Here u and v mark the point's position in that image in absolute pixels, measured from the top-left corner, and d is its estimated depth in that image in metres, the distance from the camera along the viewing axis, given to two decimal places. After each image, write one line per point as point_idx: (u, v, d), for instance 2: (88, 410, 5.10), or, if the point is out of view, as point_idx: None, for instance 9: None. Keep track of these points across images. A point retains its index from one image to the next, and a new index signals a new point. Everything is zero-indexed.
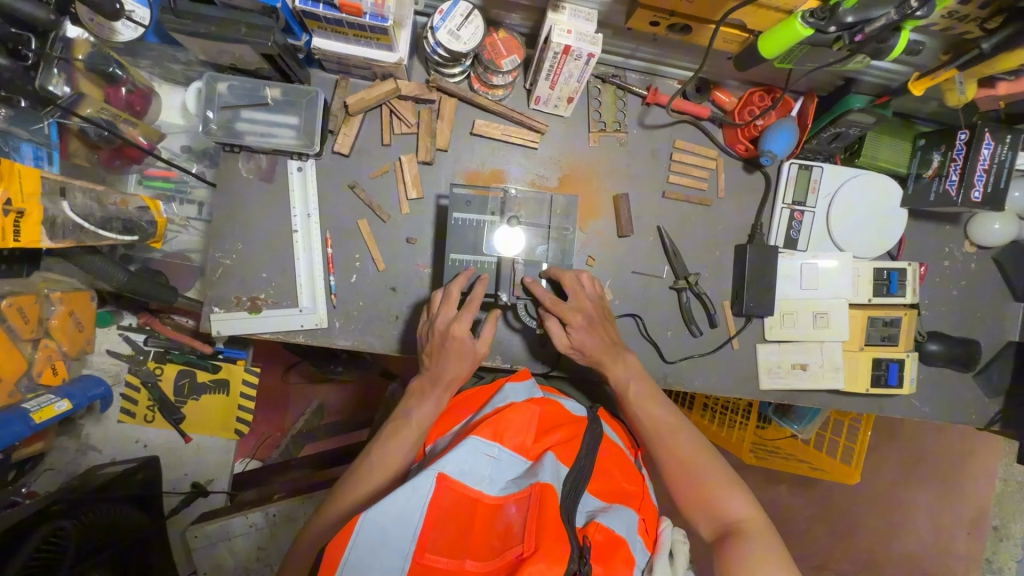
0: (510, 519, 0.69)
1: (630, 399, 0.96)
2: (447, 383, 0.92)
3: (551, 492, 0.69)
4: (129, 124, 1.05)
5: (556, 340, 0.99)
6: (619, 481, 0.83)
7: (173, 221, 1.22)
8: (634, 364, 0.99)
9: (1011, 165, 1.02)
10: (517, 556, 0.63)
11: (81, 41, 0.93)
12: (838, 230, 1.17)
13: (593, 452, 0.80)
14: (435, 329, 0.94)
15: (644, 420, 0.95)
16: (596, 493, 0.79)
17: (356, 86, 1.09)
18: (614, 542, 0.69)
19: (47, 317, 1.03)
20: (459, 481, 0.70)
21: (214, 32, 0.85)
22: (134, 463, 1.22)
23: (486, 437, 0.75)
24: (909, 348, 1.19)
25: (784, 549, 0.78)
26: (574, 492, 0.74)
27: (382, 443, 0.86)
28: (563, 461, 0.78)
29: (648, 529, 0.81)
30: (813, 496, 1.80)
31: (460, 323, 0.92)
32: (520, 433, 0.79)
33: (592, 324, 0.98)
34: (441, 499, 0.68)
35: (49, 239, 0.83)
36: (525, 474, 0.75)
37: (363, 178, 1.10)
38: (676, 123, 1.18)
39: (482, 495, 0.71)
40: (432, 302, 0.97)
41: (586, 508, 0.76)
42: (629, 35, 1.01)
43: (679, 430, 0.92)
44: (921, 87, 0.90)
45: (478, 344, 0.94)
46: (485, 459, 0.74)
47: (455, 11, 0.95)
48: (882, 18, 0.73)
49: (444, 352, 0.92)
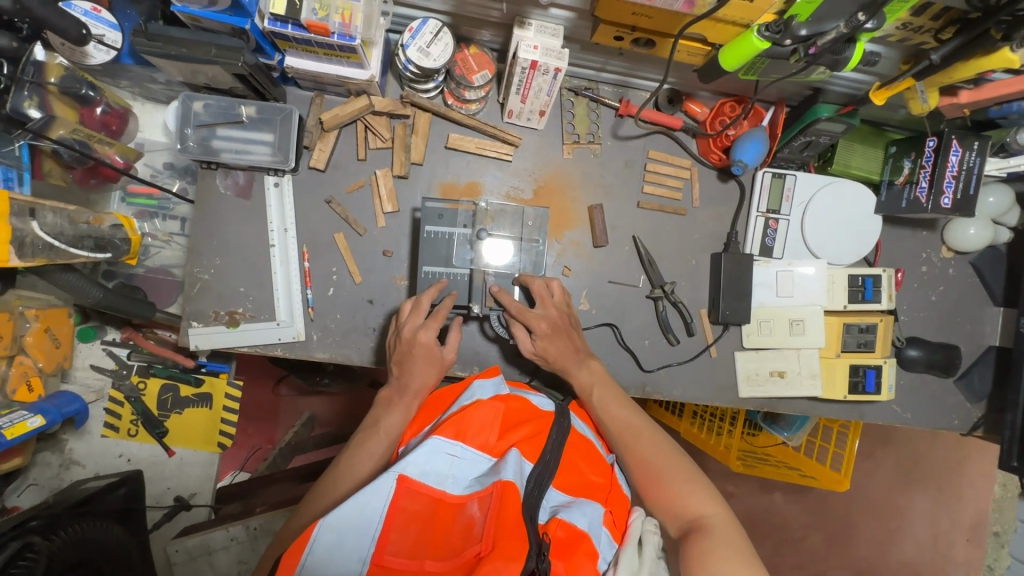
0: (471, 517, 0.69)
1: (595, 403, 0.99)
2: (414, 392, 0.93)
3: (512, 489, 0.69)
4: (103, 143, 1.08)
5: (522, 346, 1.04)
6: (586, 472, 0.83)
7: (155, 237, 1.24)
8: (597, 369, 1.04)
9: (979, 170, 1.03)
10: (475, 554, 0.64)
11: (53, 64, 0.94)
12: (813, 238, 1.18)
13: (559, 447, 0.80)
14: (401, 338, 0.97)
15: (610, 424, 0.95)
16: (562, 487, 0.79)
17: (332, 102, 1.11)
18: (574, 537, 0.70)
19: (22, 333, 1.07)
20: (420, 482, 0.70)
21: (186, 54, 0.87)
22: (116, 479, 1.24)
23: (448, 436, 0.75)
24: (886, 354, 1.19)
25: (746, 545, 0.77)
26: (538, 488, 0.73)
27: (351, 453, 0.86)
28: (528, 457, 0.78)
29: (616, 521, 0.81)
30: (806, 506, 1.75)
31: (426, 332, 0.95)
32: (484, 431, 0.79)
33: (557, 330, 1.02)
34: (402, 501, 0.68)
35: (18, 257, 0.84)
36: (488, 472, 0.74)
37: (340, 193, 1.12)
38: (649, 133, 1.19)
39: (444, 495, 0.71)
40: (402, 310, 1.00)
41: (550, 503, 0.76)
42: (597, 49, 1.03)
43: (643, 433, 0.92)
44: (880, 97, 0.91)
45: (446, 351, 0.98)
46: (446, 458, 0.74)
47: (425, 29, 0.97)
48: (833, 32, 0.75)
49: (411, 357, 0.95)
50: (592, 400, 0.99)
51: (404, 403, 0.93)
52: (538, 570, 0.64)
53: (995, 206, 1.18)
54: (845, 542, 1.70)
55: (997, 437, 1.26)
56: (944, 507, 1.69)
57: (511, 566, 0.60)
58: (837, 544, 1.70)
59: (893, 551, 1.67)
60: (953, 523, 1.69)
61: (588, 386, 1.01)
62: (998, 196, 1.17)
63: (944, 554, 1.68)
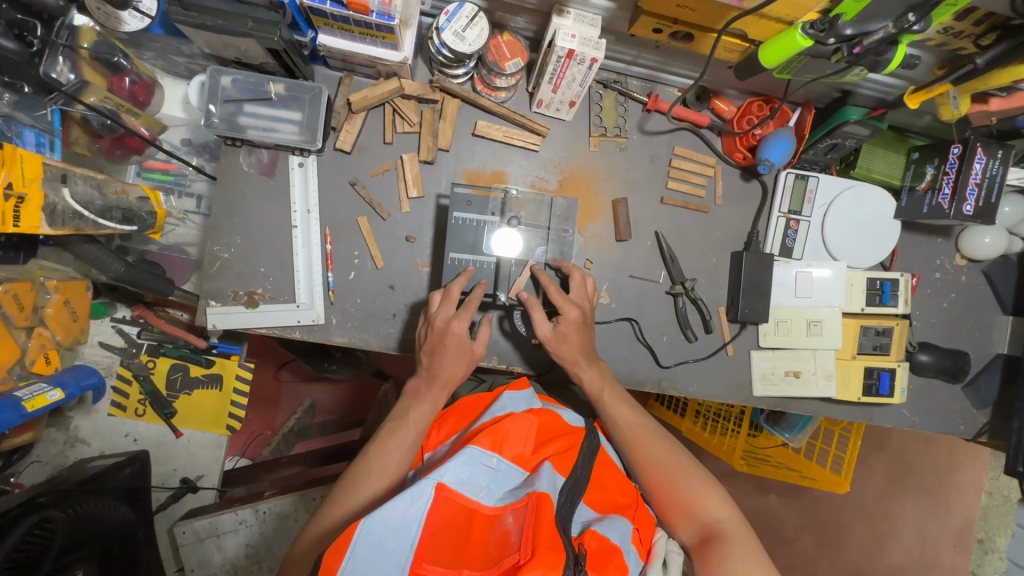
0: (506, 529, 0.69)
1: (602, 399, 0.98)
2: (442, 382, 0.93)
3: (547, 501, 0.69)
4: (131, 115, 1.05)
5: (540, 328, 0.99)
6: (613, 492, 0.84)
7: (171, 214, 1.22)
8: (607, 370, 1.02)
9: (1001, 179, 1.05)
10: (514, 563, 0.63)
11: (87, 29, 0.94)
12: (833, 240, 1.19)
13: (589, 462, 0.82)
14: (433, 327, 0.96)
15: (619, 426, 0.95)
16: (591, 504, 0.80)
17: (360, 84, 1.10)
18: (607, 550, 0.70)
19: (42, 304, 1.05)
20: (459, 492, 0.71)
21: (220, 25, 0.86)
22: (123, 459, 1.20)
23: (485, 447, 0.76)
24: (900, 357, 1.21)
25: (761, 548, 0.81)
26: (570, 503, 0.75)
27: (380, 443, 0.86)
28: (560, 471, 0.79)
29: (643, 539, 0.81)
30: (801, 505, 1.76)
31: (459, 322, 0.95)
32: (519, 443, 0.80)
33: (584, 322, 0.99)
34: (440, 510, 0.68)
35: (48, 225, 0.83)
36: (522, 485, 0.75)
37: (364, 176, 1.11)
38: (676, 129, 1.19)
39: (480, 506, 0.71)
40: (430, 302, 0.99)
41: (581, 518, 0.77)
42: (633, 41, 1.03)
43: (654, 436, 0.93)
44: (917, 100, 0.92)
45: (476, 344, 0.97)
46: (483, 470, 0.74)
47: (461, 13, 0.95)
48: (880, 31, 0.75)
49: (442, 347, 0.94)
50: (600, 399, 0.98)
51: (432, 392, 0.92)
52: None
53: (1011, 216, 1.19)
54: (836, 544, 1.71)
55: (1001, 443, 1.28)
56: (933, 514, 1.70)
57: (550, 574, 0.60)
58: (828, 545, 1.72)
59: (885, 554, 1.70)
60: (941, 530, 1.70)
61: (598, 387, 0.99)
62: (1014, 206, 1.18)
63: (932, 558, 1.70)
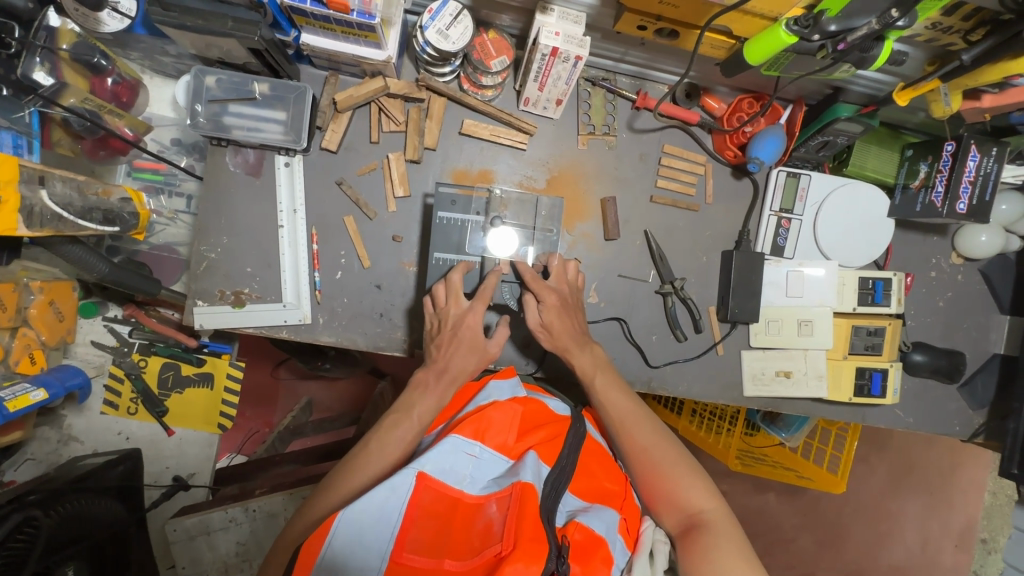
0: (489, 519, 0.68)
1: (595, 387, 0.97)
2: (453, 376, 0.92)
3: (531, 492, 0.68)
4: (113, 115, 1.08)
5: (528, 317, 1.00)
6: (601, 479, 0.83)
7: (161, 214, 1.23)
8: (601, 355, 1.01)
9: (996, 176, 1.01)
10: (496, 554, 0.63)
11: (65, 30, 0.95)
12: (824, 238, 1.17)
13: (574, 451, 0.80)
14: (446, 321, 0.96)
15: (611, 412, 0.94)
16: (578, 492, 0.79)
17: (346, 83, 1.09)
18: (592, 542, 0.69)
19: (26, 305, 1.07)
20: (439, 480, 0.70)
21: (201, 25, 0.86)
22: (116, 456, 1.22)
23: (467, 435, 0.76)
24: (893, 357, 1.19)
25: (746, 540, 0.78)
26: (555, 491, 0.74)
27: (383, 434, 0.84)
28: (545, 461, 0.78)
29: (630, 528, 0.80)
30: (798, 505, 1.73)
31: (474, 315, 0.95)
32: (503, 431, 0.80)
33: (565, 304, 1.00)
34: (421, 497, 0.68)
35: (26, 226, 0.84)
36: (506, 474, 0.74)
37: (350, 175, 1.11)
38: (665, 127, 1.17)
39: (462, 494, 0.71)
40: (436, 296, 0.98)
41: (567, 507, 0.76)
42: (619, 38, 1.02)
43: (644, 423, 0.91)
44: (905, 97, 0.90)
45: (489, 343, 0.97)
46: (465, 458, 0.74)
47: (444, 11, 0.94)
48: (864, 28, 0.73)
49: (455, 341, 0.94)
50: (594, 385, 0.97)
51: (438, 388, 0.91)
52: (558, 571, 0.63)
53: (1008, 213, 1.17)
54: (836, 544, 1.68)
55: (997, 445, 1.26)
56: (934, 515, 1.68)
57: (531, 568, 0.59)
58: (828, 545, 1.69)
59: (884, 555, 1.67)
60: (941, 531, 1.67)
61: (592, 370, 0.99)
62: (1011, 204, 1.16)
63: (932, 560, 1.67)
